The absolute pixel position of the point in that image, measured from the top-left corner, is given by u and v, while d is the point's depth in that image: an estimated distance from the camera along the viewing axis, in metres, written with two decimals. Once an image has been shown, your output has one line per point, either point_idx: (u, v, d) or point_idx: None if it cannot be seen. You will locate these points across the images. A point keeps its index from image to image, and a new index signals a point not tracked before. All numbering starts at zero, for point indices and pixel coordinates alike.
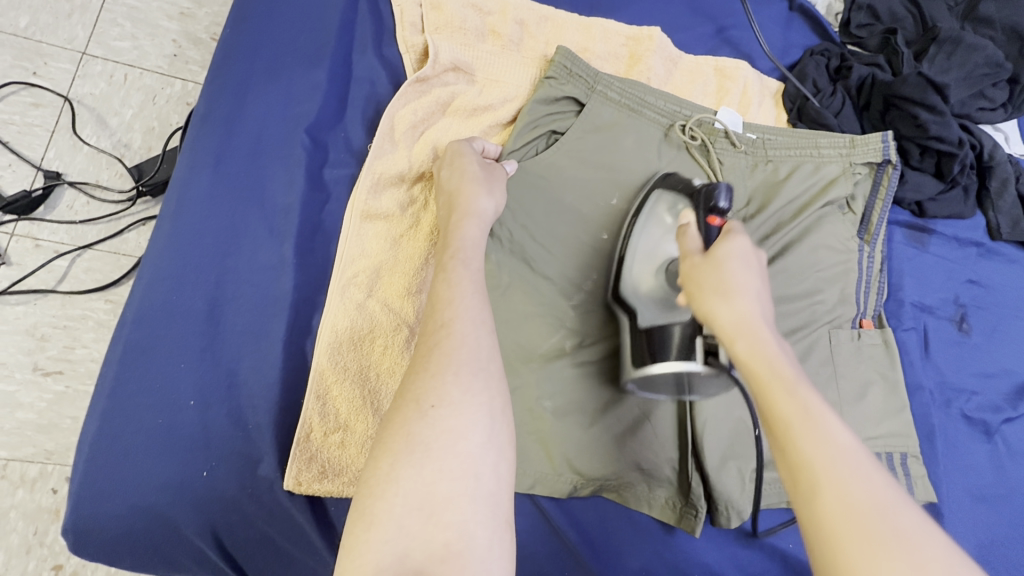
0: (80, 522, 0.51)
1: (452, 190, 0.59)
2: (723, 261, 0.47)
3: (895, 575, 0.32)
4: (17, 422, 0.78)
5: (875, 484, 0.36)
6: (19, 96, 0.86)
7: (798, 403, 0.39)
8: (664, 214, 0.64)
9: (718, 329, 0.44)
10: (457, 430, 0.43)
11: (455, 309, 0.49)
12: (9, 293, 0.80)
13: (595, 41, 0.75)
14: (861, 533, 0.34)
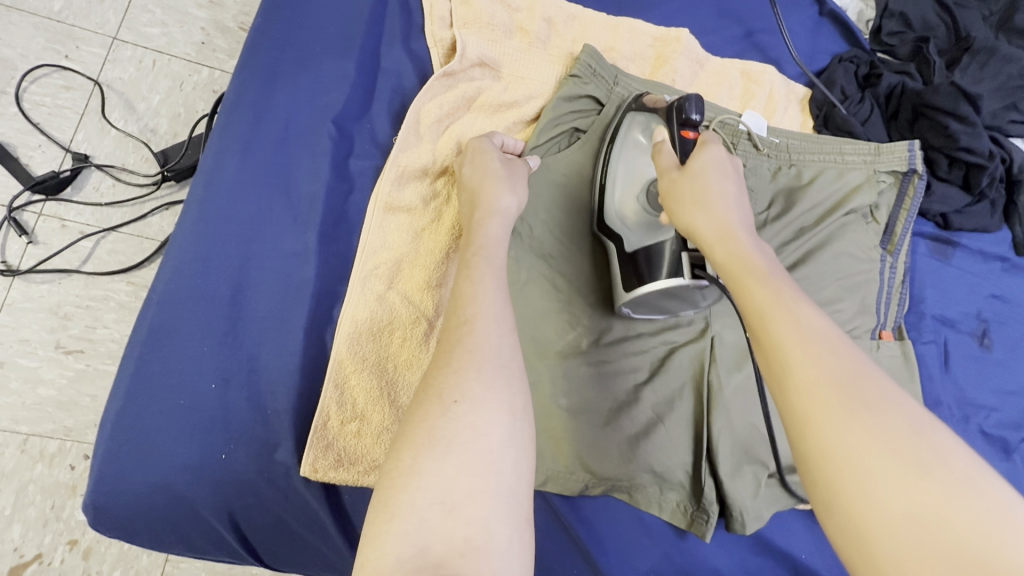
0: (101, 498, 0.52)
1: (475, 187, 0.59)
2: (699, 172, 0.50)
3: (853, 428, 0.34)
4: (39, 398, 0.79)
5: (845, 354, 0.37)
6: (51, 78, 0.88)
7: (771, 290, 0.41)
8: (638, 136, 0.65)
9: (698, 235, 0.48)
10: (480, 424, 0.44)
11: (479, 305, 0.49)
12: (34, 272, 0.82)
13: (623, 40, 0.74)
14: (824, 394, 0.35)
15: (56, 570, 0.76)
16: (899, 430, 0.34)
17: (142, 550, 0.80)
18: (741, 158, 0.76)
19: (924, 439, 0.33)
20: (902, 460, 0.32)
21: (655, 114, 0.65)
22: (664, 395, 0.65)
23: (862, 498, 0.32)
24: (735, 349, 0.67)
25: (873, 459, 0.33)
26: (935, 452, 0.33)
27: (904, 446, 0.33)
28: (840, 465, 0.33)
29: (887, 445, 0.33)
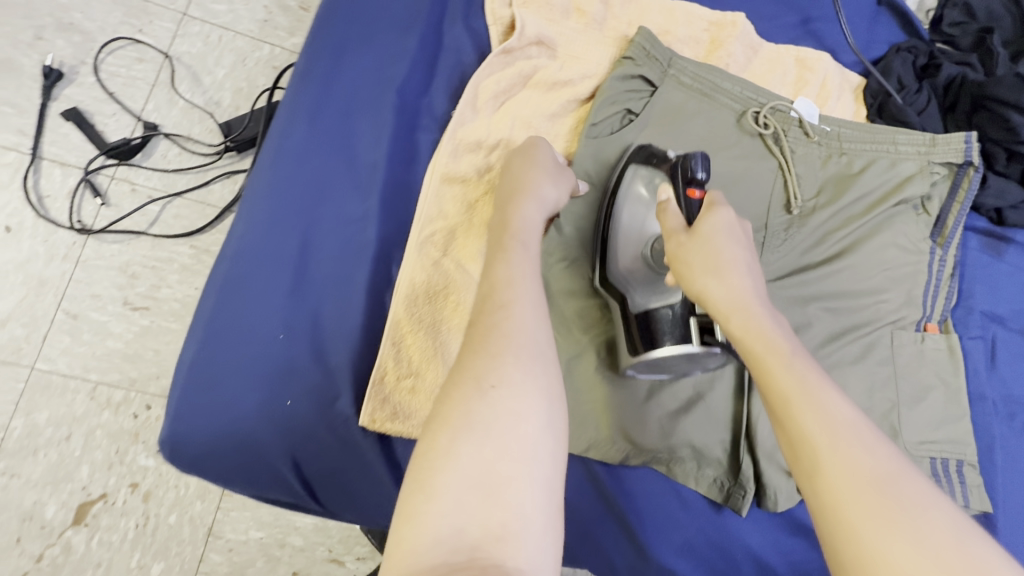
0: (176, 437, 0.56)
1: (519, 177, 0.60)
2: (708, 239, 0.51)
3: (888, 535, 0.36)
4: (107, 349, 0.85)
5: (874, 454, 0.40)
6: (125, 51, 0.93)
7: (797, 375, 0.44)
8: (641, 189, 0.63)
9: (711, 305, 0.49)
10: (516, 407, 0.43)
11: (514, 291, 0.49)
12: (106, 232, 0.87)
13: (678, 24, 0.75)
14: (857, 499, 0.38)
15: (121, 508, 0.82)
16: (934, 535, 0.36)
17: (197, 496, 0.85)
18: (791, 145, 0.76)
19: (962, 548, 0.36)
20: (943, 572, 0.35)
21: (660, 168, 0.63)
22: (705, 373, 0.66)
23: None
24: None
25: (913, 573, 0.35)
26: (972, 561, 0.35)
27: (945, 560, 0.35)
28: (880, 575, 0.36)
29: (925, 559, 0.35)
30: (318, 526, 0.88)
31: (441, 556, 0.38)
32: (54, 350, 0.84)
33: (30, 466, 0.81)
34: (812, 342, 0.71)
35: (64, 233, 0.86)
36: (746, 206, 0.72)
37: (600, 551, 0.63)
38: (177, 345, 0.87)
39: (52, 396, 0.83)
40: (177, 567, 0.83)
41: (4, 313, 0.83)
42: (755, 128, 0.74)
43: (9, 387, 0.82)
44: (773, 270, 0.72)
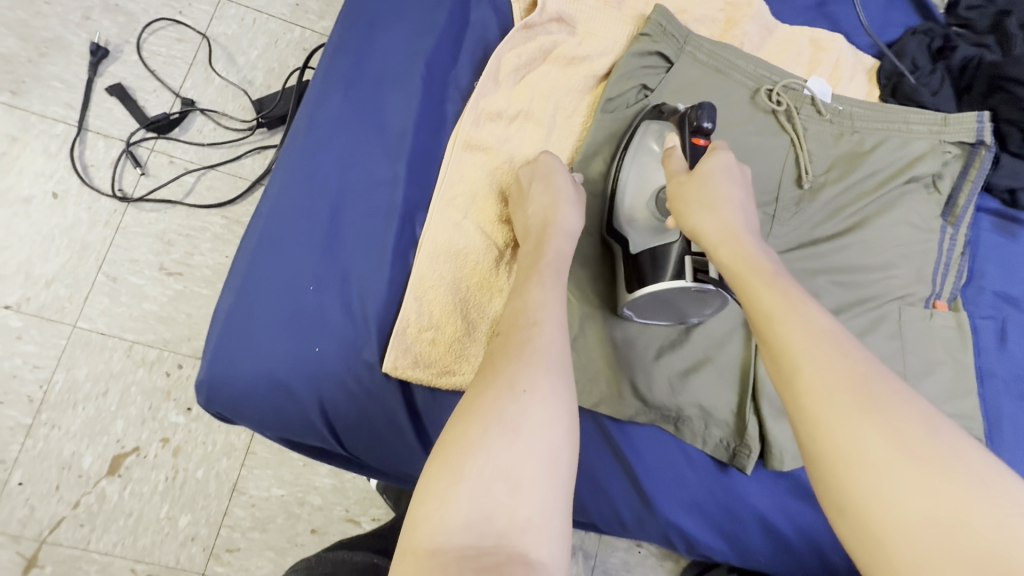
0: (213, 379, 0.59)
1: (546, 201, 0.62)
2: (706, 177, 0.55)
3: (861, 426, 0.38)
4: (143, 311, 0.90)
5: (853, 356, 0.41)
6: (166, 31, 0.98)
7: (779, 292, 0.46)
8: (652, 144, 0.65)
9: (705, 237, 0.52)
10: (546, 418, 0.47)
11: (545, 311, 0.54)
12: (145, 201, 0.92)
13: (694, 4, 0.77)
14: (835, 394, 0.39)
15: (152, 462, 0.87)
16: (908, 427, 0.37)
17: (223, 454, 0.89)
18: (804, 123, 0.77)
19: (935, 440, 0.37)
20: (914, 460, 0.36)
21: (670, 122, 0.66)
22: (714, 337, 0.68)
23: (877, 505, 0.36)
24: None
25: (883, 466, 0.36)
26: (944, 450, 0.36)
27: (920, 450, 0.36)
28: (854, 466, 0.37)
29: (897, 446, 0.36)
30: (336, 487, 0.91)
31: (470, 540, 0.42)
32: (94, 310, 0.88)
33: (70, 418, 0.86)
34: None
35: (106, 201, 0.91)
36: (758, 179, 0.74)
37: (608, 503, 0.66)
38: (207, 309, 0.92)
39: (91, 353, 0.88)
40: (203, 519, 0.87)
41: (49, 274, 0.88)
42: (768, 105, 0.76)
43: (52, 344, 0.87)
44: (783, 242, 0.74)
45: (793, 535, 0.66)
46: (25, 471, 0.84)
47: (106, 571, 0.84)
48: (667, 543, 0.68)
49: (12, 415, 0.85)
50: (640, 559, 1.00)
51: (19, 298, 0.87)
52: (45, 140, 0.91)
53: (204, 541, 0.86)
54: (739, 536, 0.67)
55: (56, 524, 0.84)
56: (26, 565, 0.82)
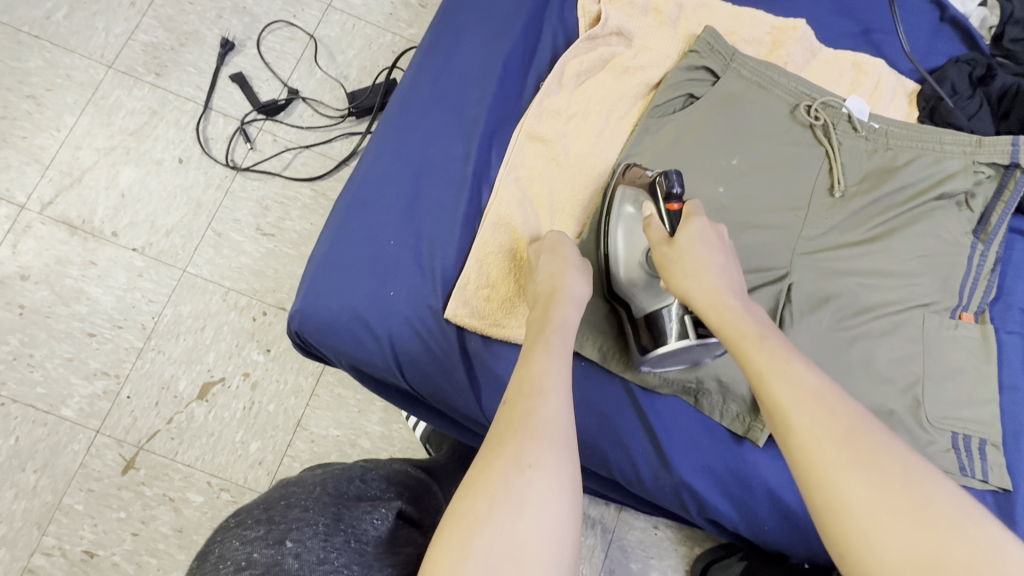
0: (304, 309, 0.72)
1: (551, 271, 0.68)
2: (686, 247, 0.63)
3: (849, 475, 0.41)
4: (241, 264, 1.05)
5: (840, 409, 0.45)
6: (281, 31, 1.15)
7: (767, 354, 0.51)
8: (629, 207, 0.72)
9: (695, 302, 0.60)
10: (550, 496, 0.47)
11: (549, 381, 0.55)
12: (250, 171, 1.08)
13: (743, 26, 0.86)
14: (825, 447, 0.43)
15: (233, 392, 1.01)
16: (894, 477, 0.41)
17: (291, 393, 1.02)
18: (840, 137, 0.84)
19: (920, 486, 0.41)
20: (900, 510, 0.39)
21: (641, 186, 0.72)
22: None
23: (870, 551, 0.39)
24: (809, 295, 0.78)
25: (873, 515, 0.40)
26: (927, 497, 0.40)
27: (905, 497, 0.40)
28: (848, 515, 0.40)
29: (884, 496, 0.40)
30: (383, 434, 1.02)
31: None
32: (201, 258, 1.04)
33: (172, 346, 1.01)
34: (844, 311, 0.78)
35: (219, 168, 1.08)
36: (791, 186, 0.81)
37: (628, 460, 0.73)
38: (291, 267, 1.06)
39: (195, 294, 1.03)
40: (269, 446, 1.00)
41: (169, 225, 1.05)
42: (807, 119, 0.83)
43: (165, 283, 1.03)
44: (811, 244, 0.80)
45: (800, 510, 0.72)
46: (134, 386, 1.00)
47: (187, 479, 0.98)
48: (678, 503, 0.74)
49: (128, 338, 1.01)
50: (654, 539, 1.05)
51: (143, 242, 1.04)
52: (178, 115, 1.09)
53: (269, 466, 0.99)
54: (748, 504, 0.73)
55: (152, 435, 0.99)
56: (125, 465, 0.97)
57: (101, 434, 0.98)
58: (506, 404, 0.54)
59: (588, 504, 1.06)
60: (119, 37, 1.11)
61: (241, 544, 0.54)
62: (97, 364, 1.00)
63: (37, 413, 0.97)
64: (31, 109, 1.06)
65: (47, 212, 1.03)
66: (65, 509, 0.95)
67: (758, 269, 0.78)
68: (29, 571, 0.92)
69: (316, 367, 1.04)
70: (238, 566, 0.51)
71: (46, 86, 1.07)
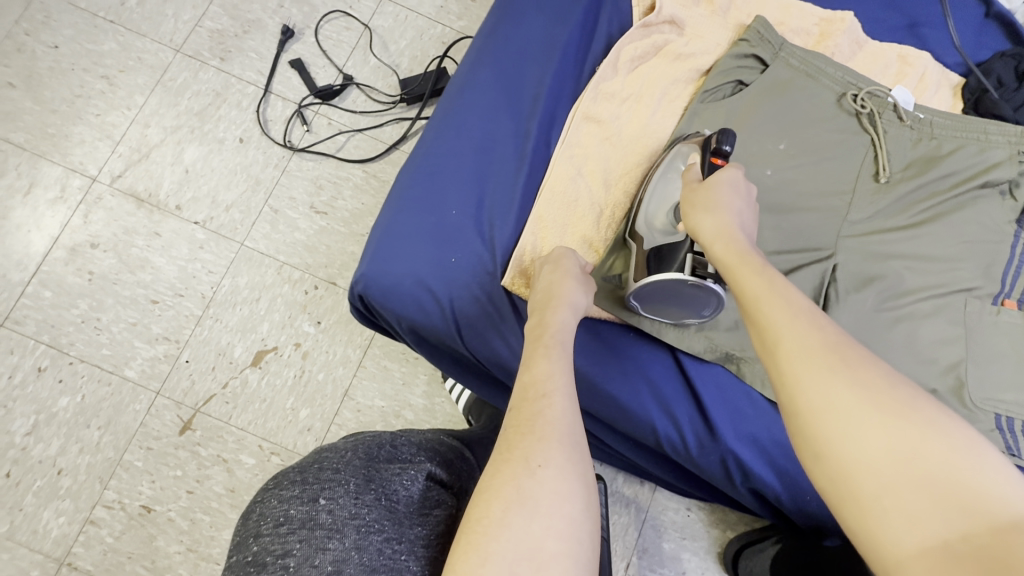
0: (369, 273, 0.75)
1: (551, 282, 0.67)
2: (711, 186, 0.64)
3: (829, 381, 0.41)
4: (295, 240, 1.10)
5: (828, 327, 0.45)
6: (338, 21, 1.20)
7: (763, 279, 0.51)
8: (680, 165, 0.74)
9: (702, 235, 0.60)
10: (564, 493, 0.44)
11: (552, 383, 0.53)
12: (306, 152, 1.13)
13: (792, 17, 0.89)
14: (809, 358, 0.43)
15: (285, 360, 1.05)
16: (877, 384, 0.41)
17: (340, 363, 1.06)
18: (886, 126, 0.86)
19: (905, 396, 0.40)
20: (880, 411, 0.39)
21: (695, 145, 0.74)
22: None
23: (843, 452, 0.39)
24: (855, 276, 0.80)
25: (849, 413, 0.40)
26: (908, 402, 0.40)
27: (885, 400, 0.40)
28: (827, 419, 0.40)
29: (864, 401, 0.40)
30: (427, 407, 1.06)
31: None
32: (258, 233, 1.10)
33: (229, 315, 1.06)
34: (888, 291, 0.80)
35: (277, 148, 1.13)
36: (836, 173, 0.84)
37: (675, 427, 0.75)
38: (343, 244, 1.10)
39: (252, 266, 1.08)
40: (318, 414, 1.04)
41: (229, 201, 1.10)
42: (853, 107, 0.85)
43: (224, 255, 1.08)
44: (857, 227, 0.82)
45: None
46: (192, 351, 1.05)
47: (240, 442, 1.02)
48: (722, 472, 0.76)
49: (188, 306, 1.06)
50: (686, 520, 1.07)
51: (205, 216, 1.10)
52: (240, 97, 1.15)
53: (317, 432, 1.03)
54: (791, 474, 0.75)
55: (208, 399, 1.03)
56: (182, 426, 1.02)
57: (160, 396, 1.03)
58: (511, 409, 0.52)
59: (622, 483, 1.08)
60: (188, 23, 1.17)
61: (276, 502, 0.45)
62: (159, 330, 1.05)
63: (103, 373, 1.03)
64: (105, 89, 1.13)
65: (117, 184, 1.09)
66: (125, 465, 1.00)
67: (803, 249, 0.81)
68: (90, 523, 0.97)
69: (364, 340, 1.08)
70: (275, 524, 0.44)
71: (118, 67, 1.14)
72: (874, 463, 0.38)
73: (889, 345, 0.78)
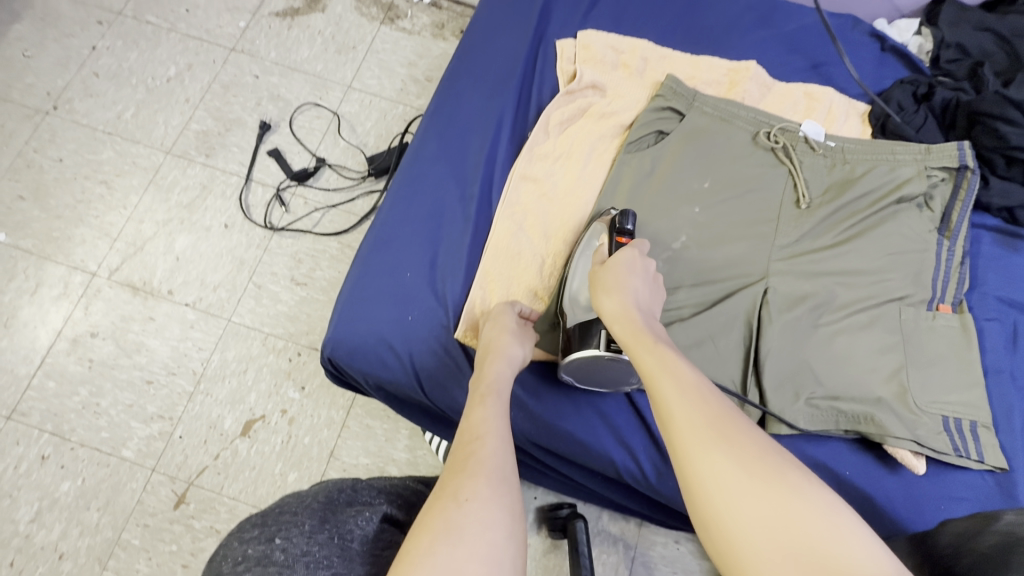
0: (335, 336, 0.82)
1: (490, 339, 0.73)
2: (611, 267, 0.70)
3: (710, 453, 0.46)
4: (278, 311, 1.18)
5: (711, 400, 0.50)
6: (309, 111, 1.34)
7: (656, 357, 0.57)
8: (593, 243, 0.81)
9: (605, 314, 0.66)
10: (488, 521, 0.49)
11: (486, 426, 0.59)
12: (285, 230, 1.23)
13: (702, 72, 0.99)
14: (695, 431, 0.48)
15: (273, 427, 1.11)
16: (751, 452, 0.46)
17: (324, 425, 1.11)
18: (801, 156, 0.93)
19: (777, 461, 0.45)
20: (754, 477, 0.44)
21: (603, 225, 0.82)
22: (721, 321, 0.83)
23: (729, 521, 0.43)
24: (788, 296, 0.84)
25: (727, 481, 0.44)
26: (778, 467, 0.44)
27: (758, 467, 0.44)
28: (714, 491, 0.45)
29: (739, 468, 0.44)
30: (410, 461, 1.09)
31: None
32: (243, 308, 1.18)
33: (219, 388, 1.13)
34: (822, 307, 0.84)
35: (259, 230, 1.23)
36: (760, 203, 0.90)
37: (632, 458, 0.79)
38: (322, 311, 1.18)
39: (239, 340, 1.16)
40: (306, 477, 1.08)
41: (217, 281, 1.19)
42: (767, 143, 0.93)
43: (212, 332, 1.16)
44: (787, 251, 0.87)
45: None
46: (185, 427, 1.10)
47: (232, 512, 1.05)
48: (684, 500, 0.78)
49: (180, 384, 1.13)
50: (676, 554, 1.07)
51: (194, 297, 1.18)
52: (224, 188, 1.27)
53: None
54: None
55: (200, 471, 1.08)
56: (177, 501, 1.06)
57: (156, 473, 1.08)
58: (449, 453, 0.57)
59: (607, 521, 1.09)
60: (176, 127, 1.31)
61: (238, 544, 0.49)
62: (154, 409, 1.11)
63: (101, 455, 1.08)
64: (103, 193, 1.25)
65: (115, 276, 1.19)
66: (123, 544, 1.03)
67: (735, 276, 0.86)
68: None
69: (346, 401, 1.13)
70: (234, 563, 0.47)
71: (115, 173, 1.27)
72: (755, 531, 0.42)
73: (831, 358, 0.81)
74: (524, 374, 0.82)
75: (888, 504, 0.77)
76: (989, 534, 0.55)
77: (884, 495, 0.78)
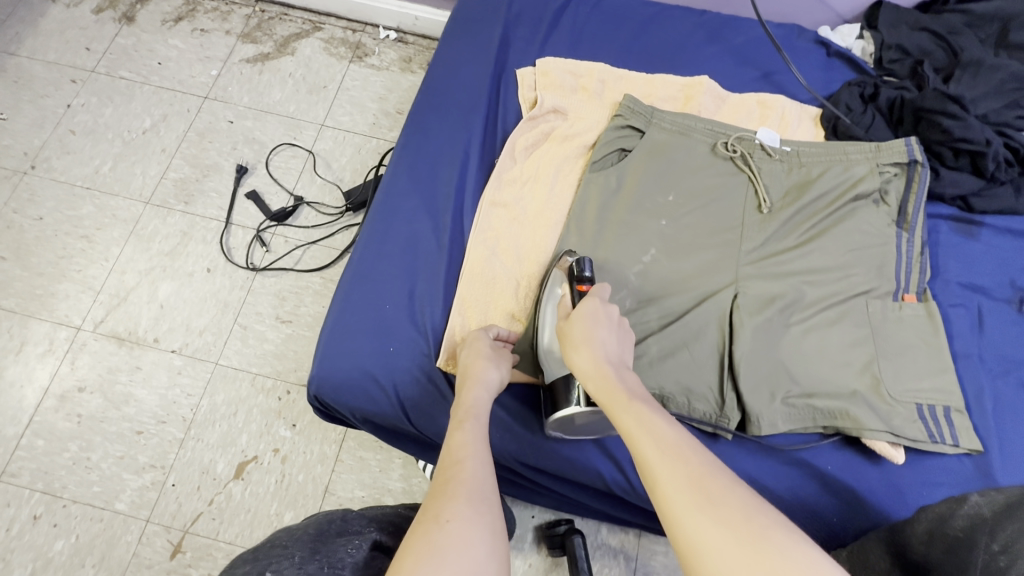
0: (319, 374, 0.83)
1: (467, 364, 0.75)
2: (577, 321, 0.72)
3: (694, 517, 0.46)
4: (265, 350, 1.19)
5: (691, 459, 0.50)
6: (284, 151, 1.37)
7: (633, 416, 0.57)
8: (557, 290, 0.82)
9: (579, 371, 0.66)
10: (469, 539, 0.50)
11: (466, 449, 0.60)
12: (267, 270, 1.25)
13: (657, 89, 1.03)
14: (677, 496, 0.48)
15: (266, 467, 1.11)
16: (735, 512, 0.45)
17: (317, 461, 1.11)
18: (759, 163, 0.96)
19: (760, 519, 0.45)
20: (739, 537, 0.43)
21: (562, 271, 0.84)
22: (693, 329, 0.85)
23: None
24: (758, 298, 0.87)
25: (714, 547, 0.44)
26: (764, 526, 0.44)
27: (742, 527, 0.44)
28: (702, 560, 0.44)
29: (725, 531, 0.44)
30: (405, 490, 1.10)
31: None
32: (230, 350, 1.19)
33: (210, 432, 1.13)
34: (791, 307, 0.87)
35: (241, 271, 1.25)
36: (723, 211, 0.93)
37: (619, 471, 0.80)
38: (308, 347, 1.19)
39: (227, 383, 1.16)
40: (302, 514, 1.08)
41: (202, 325, 1.20)
42: (725, 153, 0.96)
43: (200, 376, 1.17)
44: (753, 255, 0.90)
45: (788, 496, 0.81)
46: (178, 474, 1.10)
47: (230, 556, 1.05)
48: None
49: (170, 431, 1.13)
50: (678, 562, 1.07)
51: (180, 343, 1.19)
52: (204, 233, 1.28)
53: None
54: None
55: (195, 518, 1.07)
56: (173, 550, 1.05)
57: (150, 523, 1.07)
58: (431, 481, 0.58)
59: (607, 534, 1.09)
60: (154, 177, 1.33)
61: None
62: (145, 458, 1.11)
63: (94, 510, 1.08)
64: (84, 247, 1.27)
65: (100, 328, 1.20)
66: None
67: (705, 283, 0.88)
68: None
69: (338, 435, 1.13)
70: None
71: (96, 226, 1.29)
72: None
73: (802, 356, 0.83)
74: (508, 396, 0.84)
75: (871, 495, 0.79)
76: (956, 518, 0.57)
77: (867, 487, 0.80)
